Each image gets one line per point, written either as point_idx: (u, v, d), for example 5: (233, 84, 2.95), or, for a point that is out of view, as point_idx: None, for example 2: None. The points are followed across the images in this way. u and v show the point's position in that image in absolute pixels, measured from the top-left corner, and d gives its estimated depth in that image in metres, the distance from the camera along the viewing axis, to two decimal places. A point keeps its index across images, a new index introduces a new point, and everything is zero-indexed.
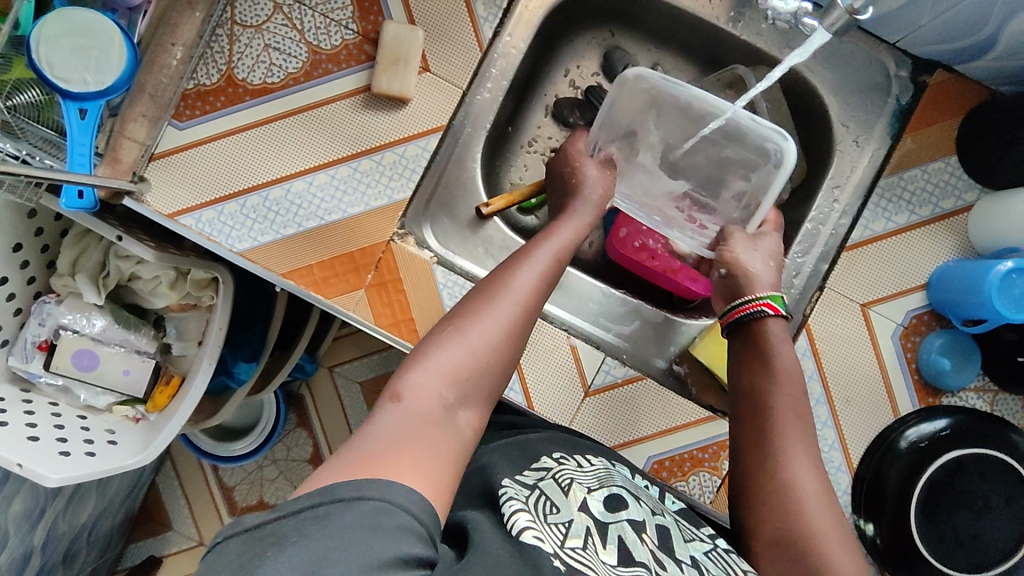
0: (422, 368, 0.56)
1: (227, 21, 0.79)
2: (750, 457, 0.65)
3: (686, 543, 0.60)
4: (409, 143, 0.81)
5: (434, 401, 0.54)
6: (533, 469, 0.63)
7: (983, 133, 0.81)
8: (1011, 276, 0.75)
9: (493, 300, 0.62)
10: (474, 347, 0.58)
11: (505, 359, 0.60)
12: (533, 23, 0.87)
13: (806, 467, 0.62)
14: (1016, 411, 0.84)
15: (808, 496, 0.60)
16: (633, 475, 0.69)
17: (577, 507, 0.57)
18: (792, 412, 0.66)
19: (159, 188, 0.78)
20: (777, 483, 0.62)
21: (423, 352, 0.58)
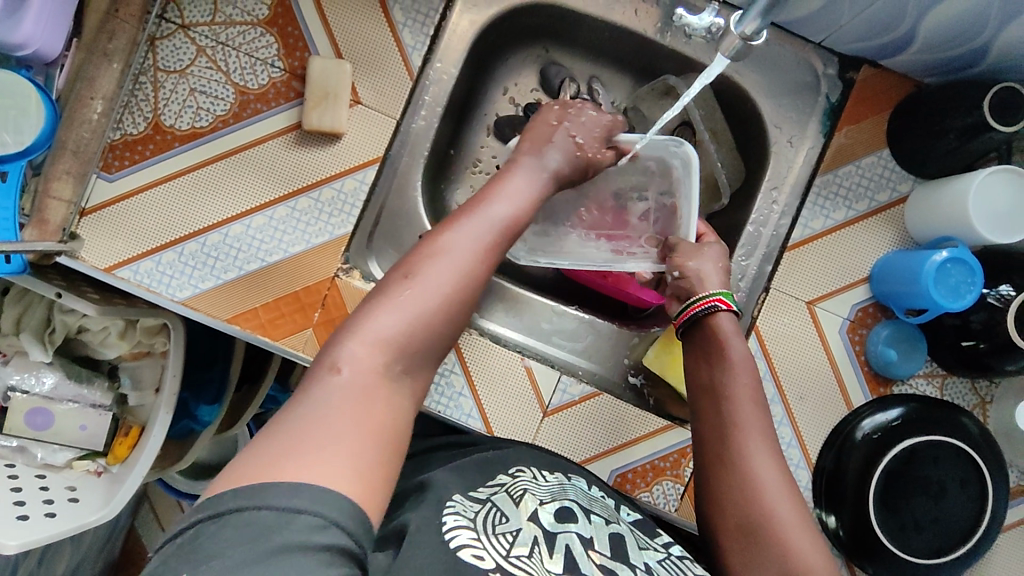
0: (365, 336, 0.53)
1: (150, 68, 0.78)
2: (708, 439, 0.67)
3: (640, 551, 0.59)
4: (347, 177, 0.81)
5: (374, 371, 0.51)
6: (488, 483, 0.61)
7: (910, 126, 0.82)
8: (947, 265, 0.76)
9: (434, 257, 0.58)
10: (420, 306, 0.55)
11: (456, 315, 0.58)
12: (463, 46, 0.86)
13: (765, 459, 0.63)
14: (964, 393, 0.86)
15: (762, 475, 0.62)
16: (588, 485, 0.68)
17: (527, 517, 0.57)
18: (751, 398, 0.67)
19: (94, 243, 0.77)
20: (731, 465, 0.64)
21: (362, 318, 0.54)
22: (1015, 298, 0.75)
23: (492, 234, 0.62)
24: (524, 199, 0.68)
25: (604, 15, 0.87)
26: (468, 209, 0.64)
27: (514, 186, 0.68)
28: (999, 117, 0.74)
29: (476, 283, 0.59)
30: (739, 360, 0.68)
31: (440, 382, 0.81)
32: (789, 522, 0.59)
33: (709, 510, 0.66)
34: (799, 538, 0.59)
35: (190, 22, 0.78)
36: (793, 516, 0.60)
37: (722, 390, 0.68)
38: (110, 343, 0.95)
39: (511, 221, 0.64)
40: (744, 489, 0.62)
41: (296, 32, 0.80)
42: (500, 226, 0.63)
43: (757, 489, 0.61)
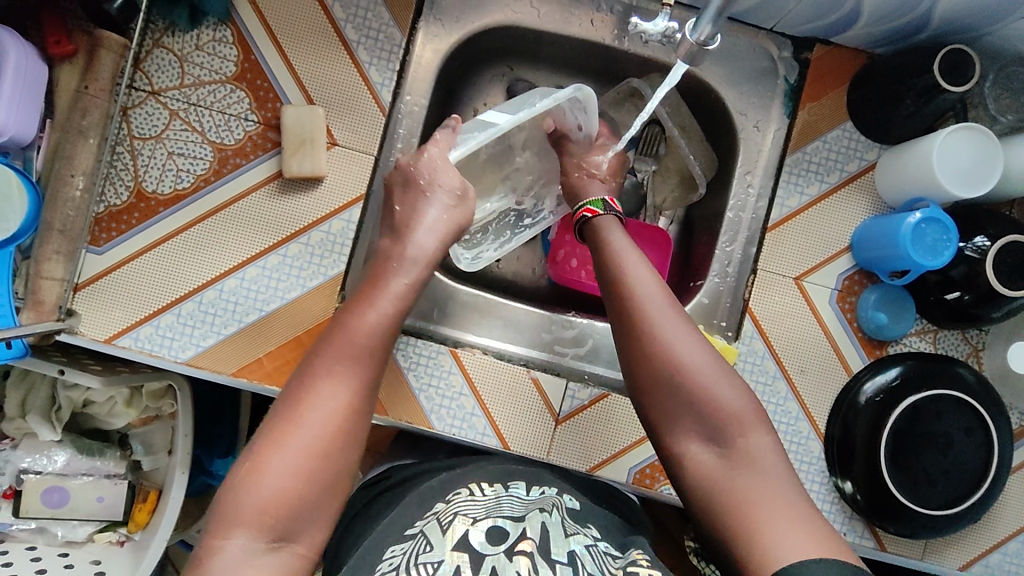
0: (232, 523, 0.54)
1: (126, 138, 0.79)
2: (614, 315, 0.69)
3: (568, 538, 0.61)
4: (333, 219, 0.82)
5: (246, 550, 0.54)
6: (424, 515, 0.63)
7: (868, 97, 0.85)
8: (921, 225, 0.79)
9: (295, 421, 0.58)
10: (284, 479, 0.56)
11: (330, 474, 0.58)
12: (430, 76, 0.88)
13: (666, 320, 0.66)
14: (957, 344, 0.88)
15: (668, 336, 0.65)
16: (526, 488, 0.68)
17: (452, 545, 0.57)
18: (643, 271, 0.70)
19: (90, 316, 0.78)
20: (639, 337, 0.66)
21: (231, 501, 0.55)
22: (991, 248, 0.78)
23: (353, 378, 0.61)
24: (386, 318, 0.66)
25: (561, 29, 0.89)
26: (331, 346, 0.63)
27: (375, 306, 0.66)
28: (949, 78, 0.77)
29: (344, 435, 0.60)
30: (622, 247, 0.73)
31: (450, 405, 0.83)
32: (699, 371, 0.64)
33: (628, 379, 0.68)
34: (714, 385, 0.63)
35: (160, 88, 0.80)
36: (705, 364, 0.64)
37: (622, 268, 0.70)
38: (117, 412, 0.95)
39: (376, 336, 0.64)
40: (655, 353, 0.65)
41: (266, 84, 0.81)
42: (360, 363, 0.62)
43: (669, 348, 0.64)
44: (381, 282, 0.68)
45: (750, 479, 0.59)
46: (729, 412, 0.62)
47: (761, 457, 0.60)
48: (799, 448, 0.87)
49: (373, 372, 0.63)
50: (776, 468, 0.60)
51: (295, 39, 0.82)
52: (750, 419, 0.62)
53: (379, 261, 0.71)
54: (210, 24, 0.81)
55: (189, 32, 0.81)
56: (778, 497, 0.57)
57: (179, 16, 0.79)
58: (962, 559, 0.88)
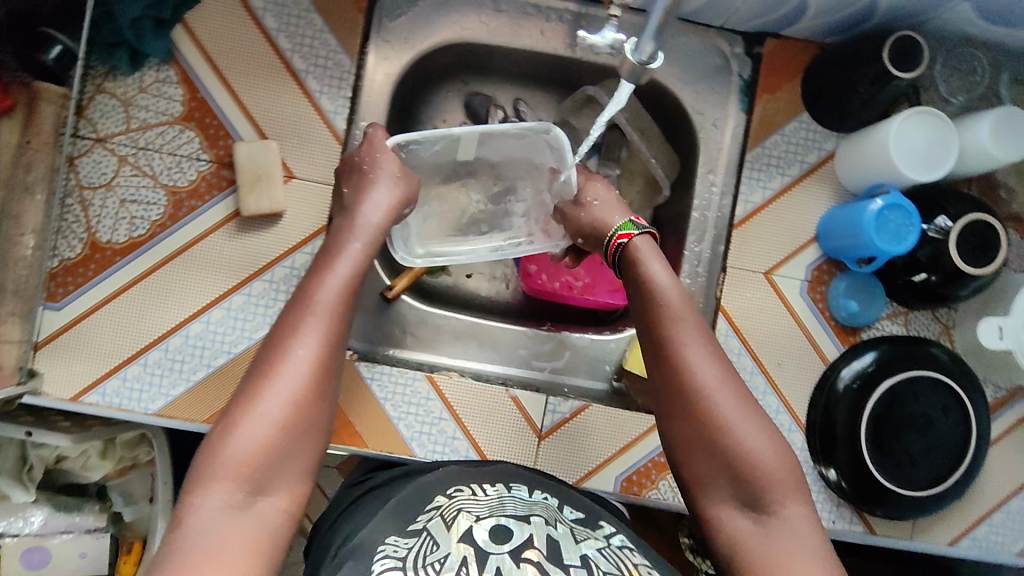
0: (208, 477, 0.54)
1: (75, 189, 0.77)
2: (657, 363, 0.67)
3: (578, 544, 0.59)
4: (296, 253, 0.80)
5: (224, 509, 0.53)
6: (425, 509, 0.61)
7: (821, 88, 0.86)
8: (885, 212, 0.79)
9: (268, 374, 0.58)
10: (258, 430, 0.56)
11: (303, 427, 0.58)
12: (383, 99, 0.86)
13: (710, 374, 0.64)
14: (928, 324, 0.89)
15: (712, 388, 0.63)
16: (529, 490, 0.65)
17: (458, 540, 0.57)
18: (685, 319, 0.67)
19: (53, 374, 0.76)
20: (680, 391, 0.64)
21: (208, 457, 0.55)
22: (954, 228, 0.79)
23: (322, 331, 0.61)
24: (349, 274, 0.66)
25: (511, 42, 0.89)
26: (302, 302, 0.63)
27: (339, 265, 0.66)
28: (901, 67, 0.77)
29: (316, 388, 0.59)
30: (664, 288, 0.69)
31: (431, 431, 0.82)
32: (743, 432, 0.62)
33: (664, 430, 0.67)
34: (758, 445, 0.61)
35: (107, 134, 0.78)
36: (751, 422, 0.62)
37: (666, 310, 0.68)
38: (92, 466, 0.92)
39: (341, 299, 0.64)
40: (698, 406, 0.63)
41: (215, 122, 0.80)
42: (328, 315, 0.62)
43: (712, 403, 0.63)
44: (337, 247, 0.69)
45: (786, 551, 0.57)
46: (774, 480, 0.60)
47: (797, 526, 0.59)
48: None
49: (341, 324, 0.63)
50: (816, 544, 0.58)
51: (241, 72, 0.80)
52: (793, 489, 0.60)
53: (341, 233, 0.71)
54: (152, 65, 0.79)
55: (132, 75, 0.79)
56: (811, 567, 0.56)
57: (119, 59, 0.77)
58: (950, 534, 0.89)
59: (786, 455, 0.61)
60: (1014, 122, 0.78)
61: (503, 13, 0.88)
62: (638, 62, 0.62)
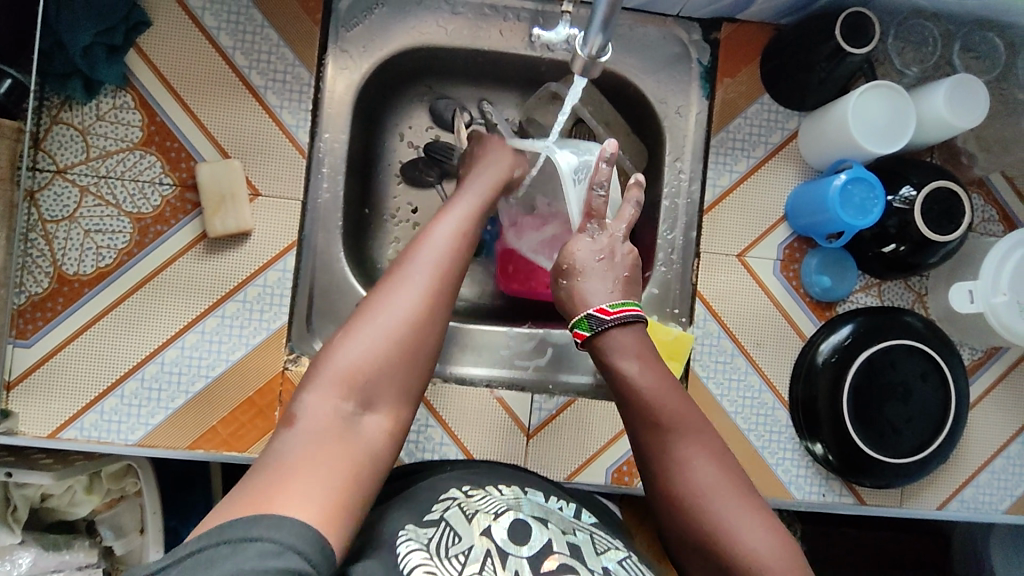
0: (321, 379, 0.54)
1: (37, 223, 0.76)
2: (642, 455, 0.64)
3: (599, 555, 0.57)
4: (268, 271, 0.80)
5: (332, 412, 0.53)
6: (440, 499, 0.59)
7: (779, 69, 0.86)
8: (849, 186, 0.80)
9: (391, 291, 0.59)
10: (376, 340, 0.56)
11: (418, 351, 0.58)
12: (345, 110, 0.85)
13: (696, 459, 0.61)
14: (901, 293, 0.91)
15: (700, 486, 0.59)
16: (545, 496, 0.63)
17: (480, 532, 0.55)
18: (667, 410, 0.63)
19: (28, 413, 0.75)
20: (667, 485, 0.61)
21: (323, 361, 0.56)
22: (918, 198, 0.80)
23: (447, 266, 0.62)
24: (469, 219, 0.69)
25: (470, 44, 0.89)
26: (421, 242, 0.64)
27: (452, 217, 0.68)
28: (852, 42, 0.78)
29: (435, 312, 0.59)
30: (637, 378, 0.64)
31: (419, 439, 0.82)
32: (737, 519, 0.57)
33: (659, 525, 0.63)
34: (752, 529, 0.57)
35: (66, 165, 0.77)
36: (747, 516, 0.57)
37: (646, 406, 0.63)
38: (78, 501, 0.90)
39: (464, 240, 0.66)
40: (687, 507, 0.59)
41: (176, 145, 0.79)
42: (452, 255, 0.64)
43: (704, 502, 0.58)
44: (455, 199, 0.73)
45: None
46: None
47: None
48: (766, 419, 0.88)
49: (460, 265, 0.64)
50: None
51: (199, 93, 0.79)
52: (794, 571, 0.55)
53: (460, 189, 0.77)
54: (107, 92, 0.78)
55: (88, 103, 0.77)
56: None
57: (73, 88, 0.76)
58: (939, 498, 0.90)
59: (787, 549, 0.56)
60: (967, 92, 0.79)
61: (460, 15, 0.87)
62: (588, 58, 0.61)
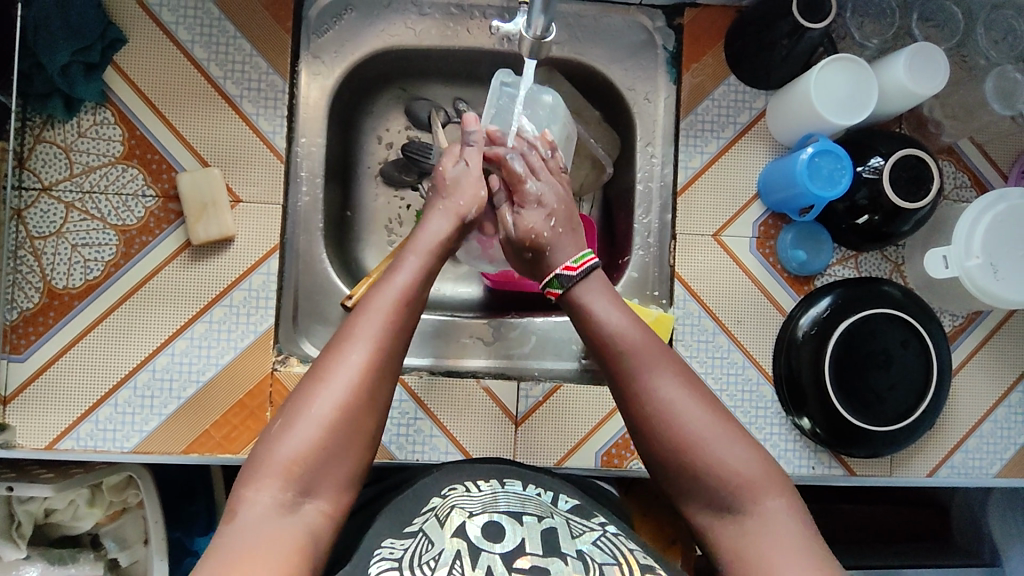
0: (257, 474, 0.54)
1: (25, 240, 0.78)
2: (612, 385, 0.64)
3: (574, 539, 0.58)
4: (252, 275, 0.82)
5: (268, 507, 0.53)
6: (421, 511, 0.61)
7: (742, 49, 0.88)
8: (815, 160, 0.82)
9: (322, 379, 0.57)
10: (307, 437, 0.55)
11: (351, 437, 0.57)
12: (320, 115, 0.88)
13: (662, 376, 0.61)
14: (878, 263, 0.92)
15: (668, 400, 0.60)
16: (522, 485, 0.64)
17: (451, 534, 0.57)
18: (634, 338, 0.63)
19: (25, 427, 0.77)
20: (639, 414, 0.61)
21: (260, 453, 0.56)
22: (886, 166, 0.81)
23: (381, 337, 0.59)
24: (415, 279, 0.64)
25: (440, 44, 0.91)
26: (358, 315, 0.60)
27: (392, 287, 0.62)
28: (809, 17, 0.80)
29: (374, 391, 0.58)
30: (600, 311, 0.66)
31: (409, 432, 0.83)
32: (707, 437, 0.59)
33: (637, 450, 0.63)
34: (720, 447, 0.58)
35: (50, 182, 0.79)
36: (715, 431, 0.59)
37: (611, 335, 0.64)
38: (82, 515, 0.92)
39: (407, 307, 0.62)
40: (657, 423, 0.60)
41: (156, 157, 0.81)
42: (388, 323, 0.60)
43: (672, 416, 0.60)
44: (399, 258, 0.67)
45: (770, 560, 0.54)
46: (747, 484, 0.57)
47: (774, 522, 0.55)
48: (751, 395, 0.89)
49: (400, 342, 0.60)
50: (802, 543, 0.54)
51: (176, 104, 0.81)
52: (764, 485, 0.57)
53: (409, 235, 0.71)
54: (87, 109, 0.80)
55: (69, 121, 0.80)
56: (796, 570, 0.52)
57: (54, 108, 0.78)
58: (928, 465, 0.91)
59: (757, 461, 0.58)
60: (926, 60, 0.80)
61: (428, 16, 0.90)
62: (534, 39, 0.62)
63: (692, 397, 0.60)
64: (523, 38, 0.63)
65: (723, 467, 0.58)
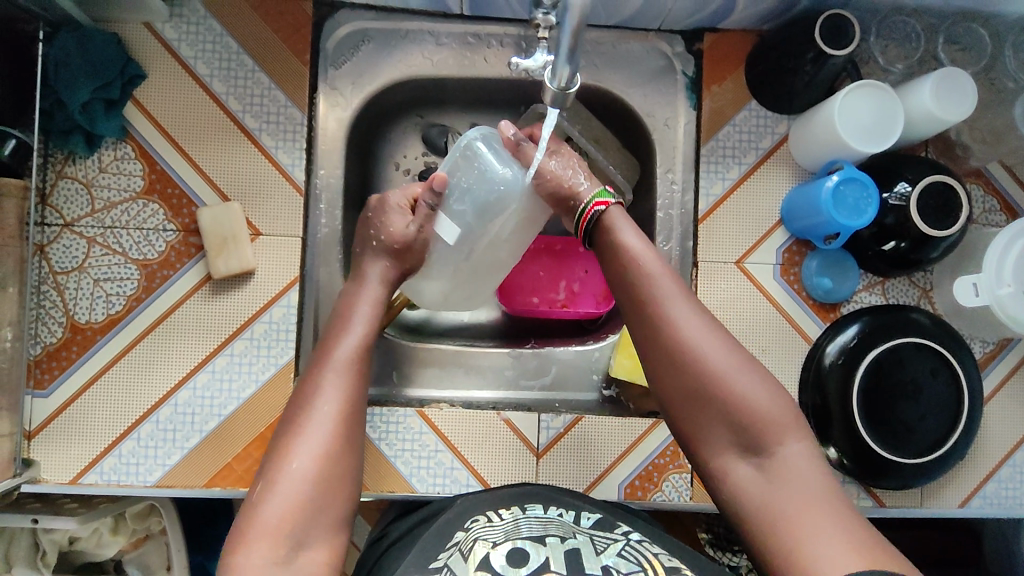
0: (249, 535, 0.55)
1: (48, 275, 0.79)
2: (637, 325, 0.67)
3: (599, 555, 0.58)
4: (272, 307, 0.82)
5: (266, 565, 0.53)
6: (445, 546, 0.60)
7: (763, 75, 0.86)
8: (841, 188, 0.80)
9: (297, 432, 0.61)
10: (294, 491, 0.57)
11: (334, 484, 0.59)
12: (338, 146, 0.88)
13: (684, 313, 0.65)
14: (905, 289, 0.90)
15: (695, 337, 0.64)
16: (544, 507, 0.64)
17: (476, 567, 0.56)
18: (664, 277, 0.67)
19: (49, 462, 0.78)
20: (666, 351, 0.65)
21: (248, 516, 0.56)
22: (913, 193, 0.80)
23: (345, 389, 0.65)
24: (364, 334, 0.70)
25: (457, 72, 0.90)
26: (319, 369, 0.66)
27: (348, 343, 0.69)
28: (833, 43, 0.78)
29: (344, 438, 0.62)
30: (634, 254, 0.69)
31: (429, 465, 0.83)
32: (732, 373, 0.62)
33: (657, 389, 0.67)
34: (743, 382, 0.62)
35: (72, 218, 0.80)
36: (739, 369, 0.62)
37: (642, 271, 0.68)
38: (105, 543, 0.91)
39: (361, 358, 0.68)
40: (683, 358, 0.64)
41: (177, 191, 0.81)
42: (348, 376, 0.66)
43: (697, 351, 0.63)
44: (347, 313, 0.72)
45: (786, 493, 0.57)
46: (770, 421, 0.60)
47: (796, 465, 0.59)
48: None
49: (361, 392, 0.66)
50: (817, 477, 0.58)
51: (197, 139, 0.82)
52: (784, 420, 0.61)
53: (352, 285, 0.76)
54: (108, 144, 0.81)
55: (90, 156, 0.80)
56: (809, 503, 0.56)
57: (75, 144, 0.79)
58: (960, 496, 0.89)
59: (778, 395, 0.62)
60: (954, 85, 0.79)
61: (446, 45, 0.89)
62: (558, 91, 0.61)
63: (715, 335, 0.64)
64: (547, 90, 0.62)
65: (745, 400, 0.61)
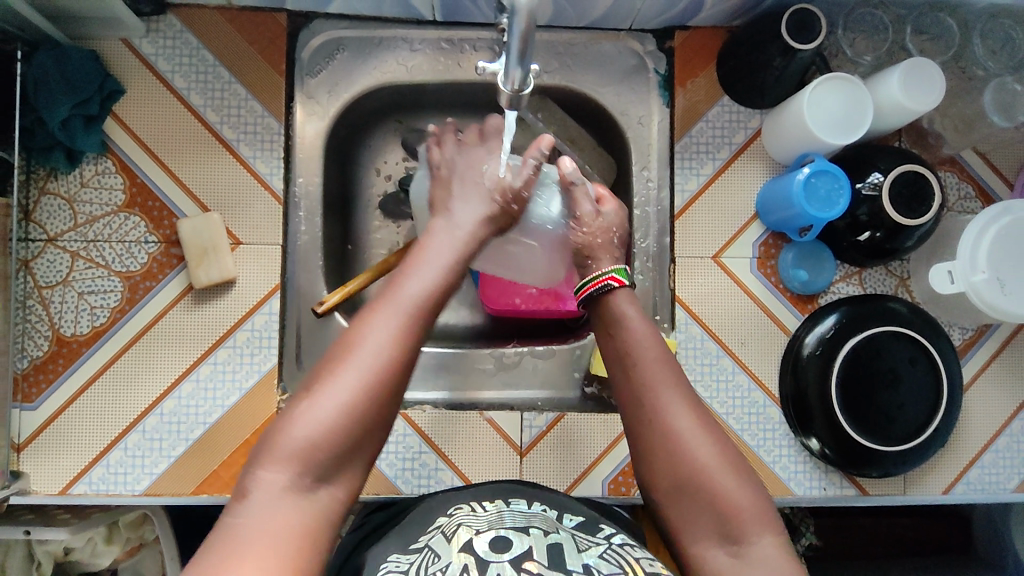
0: (273, 452, 0.53)
1: (33, 290, 0.80)
2: (627, 403, 0.64)
3: (580, 553, 0.56)
4: (254, 315, 0.83)
5: (284, 491, 0.51)
6: (426, 529, 0.60)
7: (733, 71, 0.87)
8: (812, 180, 0.81)
9: (350, 351, 0.57)
10: (330, 414, 0.54)
11: (373, 423, 0.56)
12: (316, 154, 0.89)
13: (679, 400, 0.62)
14: (882, 278, 0.90)
15: (684, 427, 0.61)
16: (528, 503, 0.64)
17: (458, 549, 0.55)
18: (661, 359, 0.65)
19: (38, 473, 0.79)
20: (653, 437, 0.61)
21: (277, 432, 0.54)
22: (885, 183, 0.80)
23: (415, 321, 0.59)
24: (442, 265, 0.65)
25: (432, 77, 0.91)
26: (388, 295, 0.61)
27: (423, 270, 0.63)
28: (800, 38, 0.79)
29: (391, 386, 0.56)
30: (632, 331, 0.67)
31: (414, 466, 0.84)
32: (718, 468, 0.59)
33: (639, 471, 0.63)
34: (730, 479, 0.58)
35: (56, 233, 0.81)
36: (726, 465, 0.59)
37: (635, 352, 0.65)
38: (100, 552, 0.92)
39: (435, 291, 0.62)
40: (670, 447, 0.60)
41: (157, 204, 0.82)
42: (419, 310, 0.60)
43: (685, 440, 0.60)
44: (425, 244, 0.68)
45: None
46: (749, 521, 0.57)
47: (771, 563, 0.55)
48: (758, 418, 0.88)
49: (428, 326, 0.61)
50: None
51: (176, 152, 0.83)
52: (763, 518, 0.57)
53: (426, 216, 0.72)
54: (89, 159, 0.82)
55: (71, 172, 0.82)
56: None
57: (57, 160, 0.80)
58: (944, 482, 0.89)
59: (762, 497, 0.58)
60: (920, 75, 0.80)
61: (420, 51, 0.90)
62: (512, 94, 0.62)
63: (708, 428, 0.61)
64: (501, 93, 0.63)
65: (728, 499, 0.58)
